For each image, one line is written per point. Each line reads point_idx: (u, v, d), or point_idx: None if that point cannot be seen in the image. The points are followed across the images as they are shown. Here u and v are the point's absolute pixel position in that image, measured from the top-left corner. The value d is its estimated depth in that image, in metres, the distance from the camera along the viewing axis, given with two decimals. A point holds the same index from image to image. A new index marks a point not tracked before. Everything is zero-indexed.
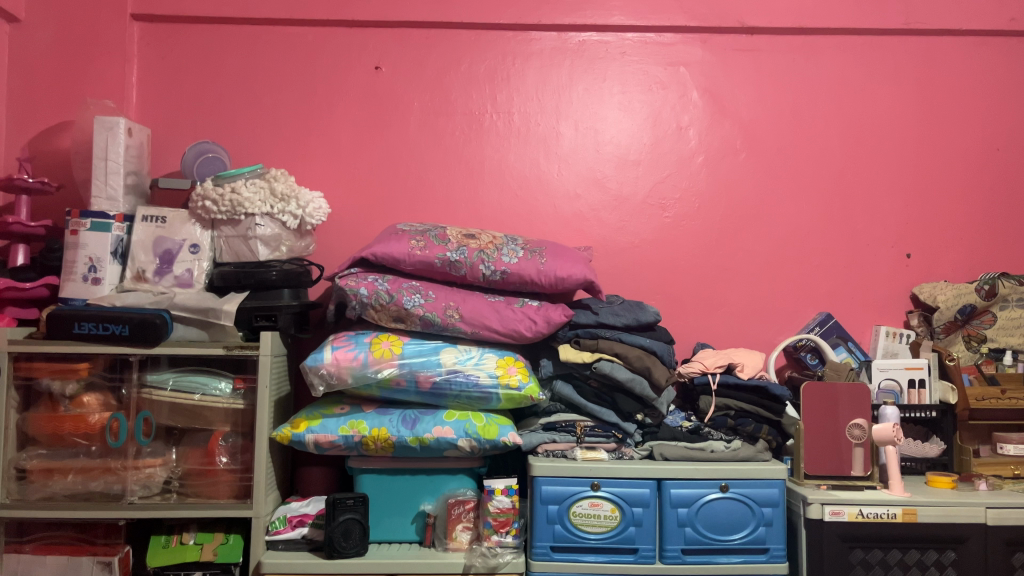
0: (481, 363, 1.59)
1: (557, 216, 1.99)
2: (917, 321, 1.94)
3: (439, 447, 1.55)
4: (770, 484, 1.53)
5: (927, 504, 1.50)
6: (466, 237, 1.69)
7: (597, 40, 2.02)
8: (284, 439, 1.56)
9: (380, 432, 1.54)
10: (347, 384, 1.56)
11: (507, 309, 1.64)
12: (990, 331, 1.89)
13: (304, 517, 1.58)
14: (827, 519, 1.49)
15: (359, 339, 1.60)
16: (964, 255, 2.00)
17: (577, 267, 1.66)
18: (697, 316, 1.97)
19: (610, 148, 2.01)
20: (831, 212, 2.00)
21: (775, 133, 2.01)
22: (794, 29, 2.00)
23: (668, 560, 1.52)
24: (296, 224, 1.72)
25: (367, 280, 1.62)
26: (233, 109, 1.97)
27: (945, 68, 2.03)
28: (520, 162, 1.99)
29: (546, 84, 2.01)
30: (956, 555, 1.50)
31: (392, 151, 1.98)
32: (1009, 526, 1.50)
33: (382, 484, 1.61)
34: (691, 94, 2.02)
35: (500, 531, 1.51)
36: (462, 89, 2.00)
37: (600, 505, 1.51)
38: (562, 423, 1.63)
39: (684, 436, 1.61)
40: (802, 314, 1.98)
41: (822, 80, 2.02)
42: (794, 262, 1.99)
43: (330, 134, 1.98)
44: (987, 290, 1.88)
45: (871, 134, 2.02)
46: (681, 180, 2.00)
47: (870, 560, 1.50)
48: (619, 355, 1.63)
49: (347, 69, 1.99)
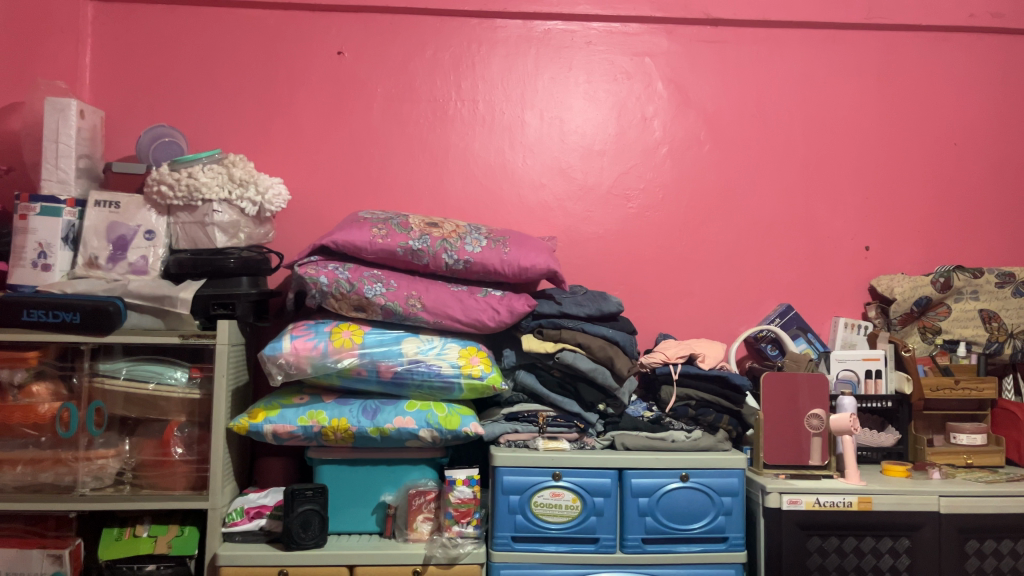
0: (443, 352, 1.58)
1: (522, 205, 1.98)
2: (874, 313, 1.97)
3: (399, 437, 1.53)
4: (730, 473, 1.54)
5: (882, 492, 1.52)
6: (429, 226, 1.67)
7: (563, 29, 2.01)
8: (242, 429, 1.53)
9: (340, 422, 1.52)
10: (306, 374, 1.53)
11: (470, 298, 1.63)
12: (944, 323, 1.93)
13: (262, 508, 1.55)
14: (785, 508, 1.51)
15: (318, 329, 1.58)
16: (922, 248, 2.03)
17: (540, 257, 1.66)
18: (660, 307, 1.98)
19: (576, 138, 2.00)
20: (793, 204, 2.02)
21: (738, 126, 2.02)
22: (758, 21, 2.02)
23: (629, 549, 1.53)
24: (254, 210, 1.69)
25: (327, 268, 1.59)
26: (191, 92, 1.93)
27: (905, 64, 2.06)
28: (484, 150, 1.98)
29: (511, 73, 1.99)
30: (910, 542, 1.52)
31: (355, 138, 1.95)
32: (962, 514, 1.52)
33: (342, 475, 1.59)
34: (656, 85, 2.02)
35: (461, 521, 1.51)
36: (426, 77, 1.98)
37: (562, 495, 1.51)
38: (524, 413, 1.63)
39: (646, 426, 1.63)
40: (762, 306, 2.00)
41: (786, 73, 2.03)
42: (755, 254, 2.00)
43: (291, 119, 1.94)
44: (942, 282, 1.91)
45: (834, 126, 2.04)
46: (645, 171, 2.00)
47: (827, 547, 1.52)
48: (582, 345, 1.63)
49: (308, 54, 1.96)
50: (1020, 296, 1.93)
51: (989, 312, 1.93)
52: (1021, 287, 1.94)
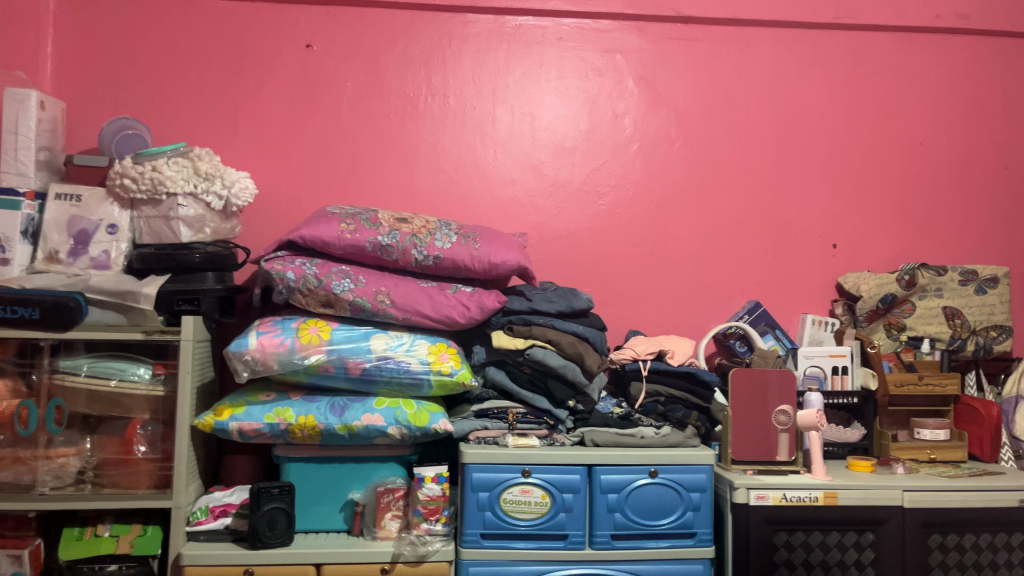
0: (413, 349, 1.57)
1: (492, 201, 1.97)
2: (842, 310, 1.99)
3: (368, 434, 1.52)
4: (699, 469, 1.55)
5: (847, 487, 1.54)
6: (399, 221, 1.65)
7: (534, 25, 2.01)
8: (207, 427, 1.51)
9: (307, 420, 1.51)
10: (272, 370, 1.51)
11: (440, 295, 1.62)
12: (909, 320, 1.95)
13: (227, 507, 1.53)
14: (752, 504, 1.52)
15: (285, 325, 1.56)
16: (888, 246, 2.06)
17: (511, 253, 1.65)
18: (630, 304, 1.98)
19: (547, 134, 2.00)
20: (762, 202, 2.03)
21: (708, 123, 2.03)
22: (728, 19, 2.03)
23: (597, 545, 1.53)
24: (220, 205, 1.66)
25: (294, 263, 1.57)
26: (156, 84, 1.89)
27: (873, 63, 2.08)
28: (455, 146, 1.97)
29: (482, 68, 1.99)
30: (874, 536, 1.54)
31: (325, 132, 1.93)
32: (925, 509, 1.55)
33: (308, 473, 1.58)
34: (627, 82, 2.02)
35: (430, 519, 1.50)
36: (396, 71, 1.96)
37: (531, 492, 1.51)
38: (494, 410, 1.62)
39: (615, 422, 1.64)
40: (731, 303, 2.01)
41: (756, 72, 2.05)
42: (724, 251, 2.02)
43: (259, 112, 1.92)
44: (906, 280, 1.93)
45: (802, 125, 2.05)
46: (616, 168, 2.01)
47: (792, 542, 1.53)
48: (552, 342, 1.62)
49: (277, 46, 1.93)
50: (982, 293, 1.96)
51: (952, 309, 1.95)
52: (983, 284, 1.96)
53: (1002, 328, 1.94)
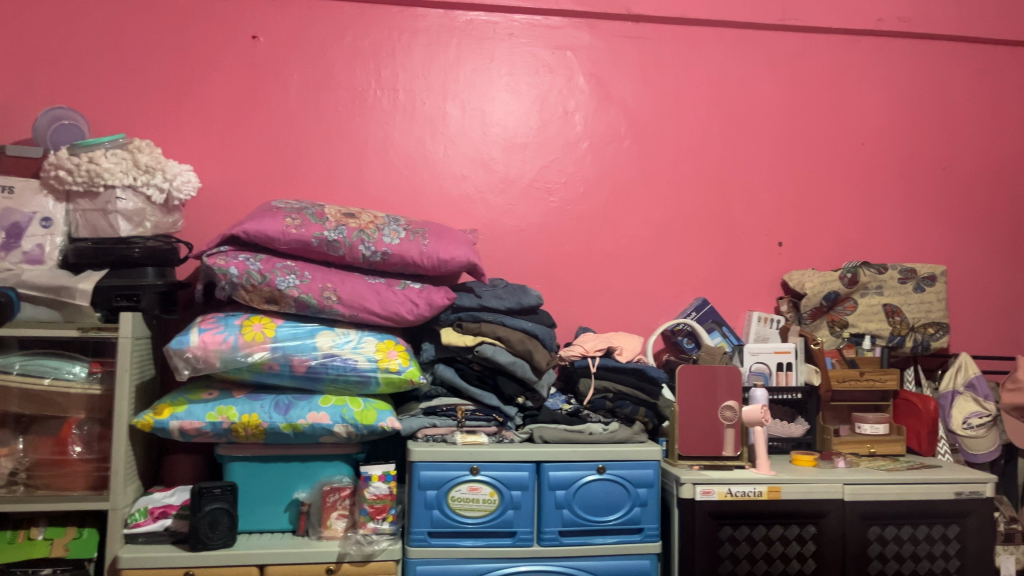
0: (360, 346, 1.55)
1: (442, 197, 1.96)
2: (786, 307, 2.03)
3: (313, 433, 1.50)
4: (646, 465, 1.56)
5: (791, 482, 1.57)
6: (345, 216, 1.63)
7: (485, 20, 2.00)
8: (146, 427, 1.48)
9: (251, 418, 1.48)
10: (214, 368, 1.48)
11: (388, 291, 1.60)
12: (851, 317, 1.99)
13: (167, 508, 1.49)
14: (698, 498, 1.54)
15: (228, 321, 1.53)
16: (832, 244, 2.10)
17: (460, 249, 1.64)
18: (580, 301, 1.99)
19: (497, 130, 1.99)
20: (710, 200, 2.05)
21: (658, 122, 2.04)
22: (678, 18, 2.04)
23: (545, 542, 1.53)
24: (162, 198, 1.62)
25: (237, 259, 1.54)
26: (94, 73, 1.84)
27: (818, 64, 2.11)
28: (405, 140, 1.95)
29: (432, 62, 1.97)
30: (816, 529, 1.57)
31: (271, 125, 1.90)
32: (864, 501, 1.58)
33: (252, 472, 1.55)
34: (578, 79, 2.02)
35: (376, 517, 1.49)
36: (345, 64, 1.94)
37: (479, 489, 1.50)
38: (442, 407, 1.61)
39: (564, 418, 1.64)
40: (679, 300, 2.03)
41: (704, 71, 2.07)
42: (672, 248, 2.03)
43: (203, 103, 1.87)
44: (849, 278, 1.98)
45: (749, 124, 2.08)
46: (567, 165, 2.01)
47: (737, 536, 1.55)
48: (501, 339, 1.62)
49: (221, 36, 1.89)
50: (921, 291, 2.01)
51: (892, 307, 2.00)
52: (922, 283, 2.01)
53: (939, 325, 2.00)
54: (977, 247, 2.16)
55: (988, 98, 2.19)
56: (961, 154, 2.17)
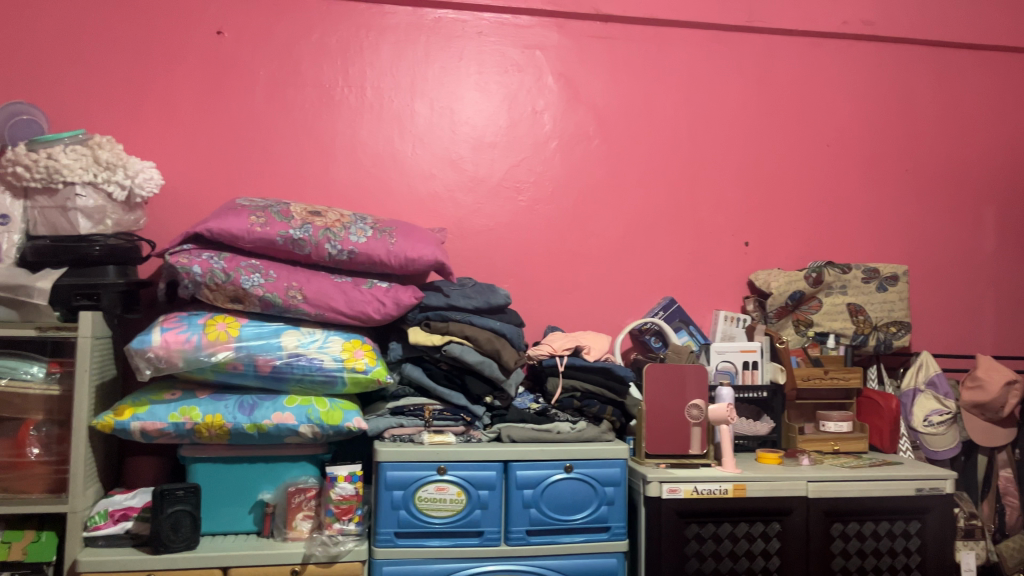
0: (326, 346, 1.54)
1: (411, 195, 1.95)
2: (753, 306, 2.03)
3: (278, 433, 1.49)
4: (613, 463, 1.57)
5: (756, 479, 1.58)
6: (312, 214, 1.62)
7: (454, 18, 1.99)
8: (106, 428, 1.45)
9: (215, 419, 1.46)
10: (177, 368, 1.46)
11: (354, 290, 1.59)
12: (815, 316, 2.02)
13: (127, 511, 1.48)
14: (665, 496, 1.54)
15: (191, 321, 1.50)
16: (797, 244, 2.12)
17: (427, 248, 1.64)
18: (549, 300, 1.99)
19: (466, 129, 1.99)
20: (678, 199, 2.06)
21: (626, 122, 2.05)
22: (646, 19, 2.05)
23: (513, 541, 1.53)
24: (123, 195, 1.59)
25: (201, 257, 1.52)
26: (53, 67, 1.80)
27: (784, 66, 2.14)
28: (373, 138, 1.94)
29: (400, 60, 1.96)
30: (780, 526, 1.59)
31: (237, 122, 1.88)
32: (828, 498, 1.60)
33: (216, 474, 1.53)
34: (546, 78, 2.02)
35: (342, 518, 1.48)
36: (312, 61, 1.92)
37: (446, 489, 1.50)
38: (410, 407, 1.61)
39: (532, 417, 1.63)
40: (647, 299, 2.04)
41: (672, 72, 2.08)
42: (640, 248, 2.04)
43: (167, 99, 1.85)
44: (814, 277, 2.00)
45: (716, 125, 2.09)
46: (536, 164, 2.01)
47: (703, 534, 1.56)
48: (469, 338, 1.61)
49: (186, 32, 1.86)
50: (883, 291, 2.04)
51: (856, 306, 2.02)
52: (885, 282, 2.04)
53: (901, 324, 2.03)
54: (939, 248, 2.20)
55: (950, 101, 2.23)
56: (923, 156, 2.20)
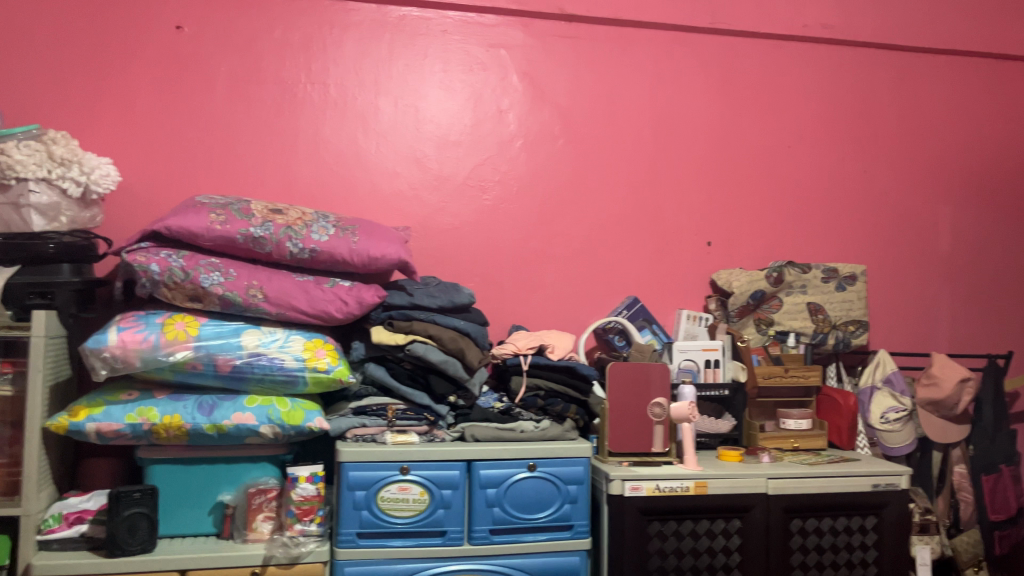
0: (287, 345, 1.52)
1: (374, 194, 1.94)
2: (715, 305, 2.05)
3: (238, 434, 1.47)
4: (576, 462, 1.57)
5: (717, 477, 1.59)
6: (273, 212, 1.60)
7: (418, 16, 1.98)
8: (60, 429, 1.42)
9: (173, 420, 1.44)
10: (134, 368, 1.43)
11: (316, 289, 1.58)
12: (776, 315, 2.03)
13: (82, 514, 1.45)
14: (627, 494, 1.55)
15: (149, 320, 1.48)
16: (759, 244, 2.15)
17: (390, 247, 1.63)
18: (513, 299, 1.99)
19: (430, 127, 1.98)
20: (641, 199, 2.08)
21: (590, 122, 2.06)
22: (611, 19, 2.06)
23: (476, 540, 1.53)
24: (78, 191, 1.56)
25: (159, 255, 1.50)
26: (6, 60, 1.76)
27: (746, 68, 2.16)
28: (336, 136, 1.92)
29: (364, 57, 1.95)
30: (741, 523, 1.60)
31: (197, 118, 1.85)
32: (787, 495, 1.62)
33: (174, 475, 1.51)
34: (511, 77, 2.02)
35: (303, 519, 1.46)
36: (274, 57, 1.90)
37: (409, 489, 1.49)
38: (372, 407, 1.60)
39: (496, 416, 1.64)
40: (611, 298, 2.05)
41: (637, 72, 2.09)
42: (605, 247, 2.05)
43: (125, 94, 1.81)
44: (775, 276, 2.03)
45: (679, 126, 2.11)
46: (500, 164, 2.01)
47: (665, 531, 1.57)
48: (433, 337, 1.61)
49: (144, 26, 1.83)
50: (842, 290, 2.07)
51: (815, 305, 2.05)
52: (843, 282, 2.08)
53: (859, 323, 2.07)
54: (897, 248, 2.24)
55: (907, 104, 2.27)
56: (881, 157, 2.24)
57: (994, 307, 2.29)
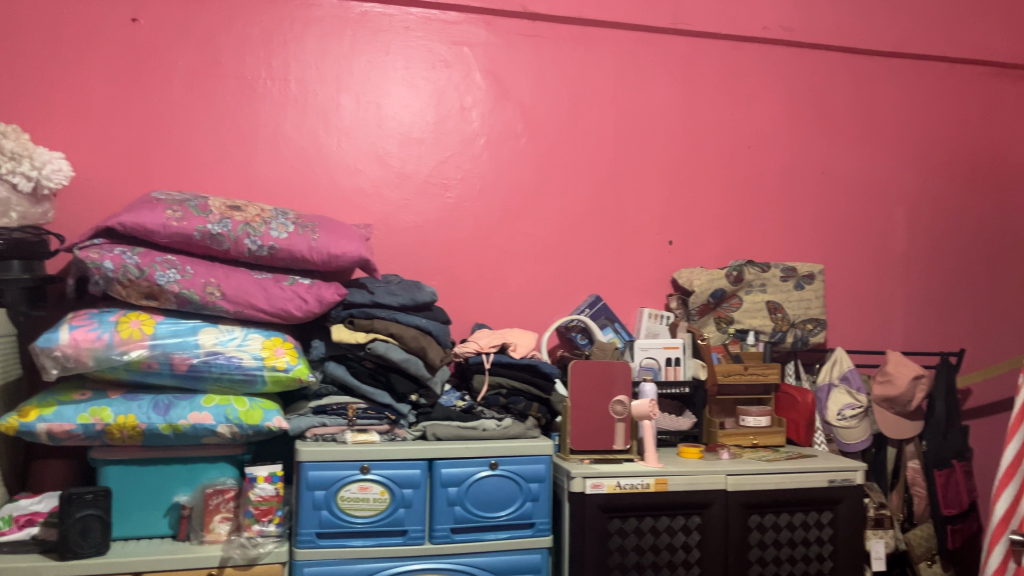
0: (245, 343, 1.50)
1: (336, 191, 1.92)
2: (675, 304, 2.08)
3: (195, 434, 1.45)
4: (538, 460, 1.57)
5: (677, 474, 1.61)
6: (231, 209, 1.58)
7: (380, 12, 1.97)
8: (9, 430, 1.39)
9: (127, 420, 1.41)
10: (87, 367, 1.40)
11: (275, 287, 1.56)
12: (736, 314, 2.06)
13: (34, 516, 1.43)
14: (588, 492, 1.55)
15: (102, 318, 1.45)
16: (719, 243, 2.17)
17: (351, 245, 1.62)
18: (476, 297, 1.99)
19: (393, 124, 1.97)
20: (603, 198, 2.09)
21: (553, 120, 2.06)
22: (574, 18, 2.07)
23: (437, 539, 1.52)
24: (29, 186, 1.52)
25: (113, 252, 1.46)
26: None
27: (707, 69, 2.18)
28: (297, 132, 1.90)
29: (325, 53, 1.93)
30: (701, 519, 1.62)
31: (153, 113, 1.82)
32: (746, 491, 1.64)
33: (128, 476, 1.48)
34: (474, 75, 2.02)
35: (262, 520, 1.45)
36: (233, 52, 1.87)
37: (369, 488, 1.48)
38: (333, 407, 1.59)
39: (458, 415, 1.63)
40: (574, 297, 2.05)
41: (599, 72, 2.10)
42: (567, 246, 2.06)
43: (78, 88, 1.77)
44: (735, 275, 2.05)
45: (641, 125, 2.12)
46: (463, 162, 2.00)
47: (626, 528, 1.58)
48: (394, 335, 1.59)
49: (99, 18, 1.79)
50: (800, 289, 2.11)
51: (774, 303, 2.08)
52: (801, 281, 2.11)
53: (817, 322, 2.10)
54: (853, 248, 2.28)
55: (864, 106, 2.31)
56: (839, 158, 2.28)
57: (948, 306, 2.34)
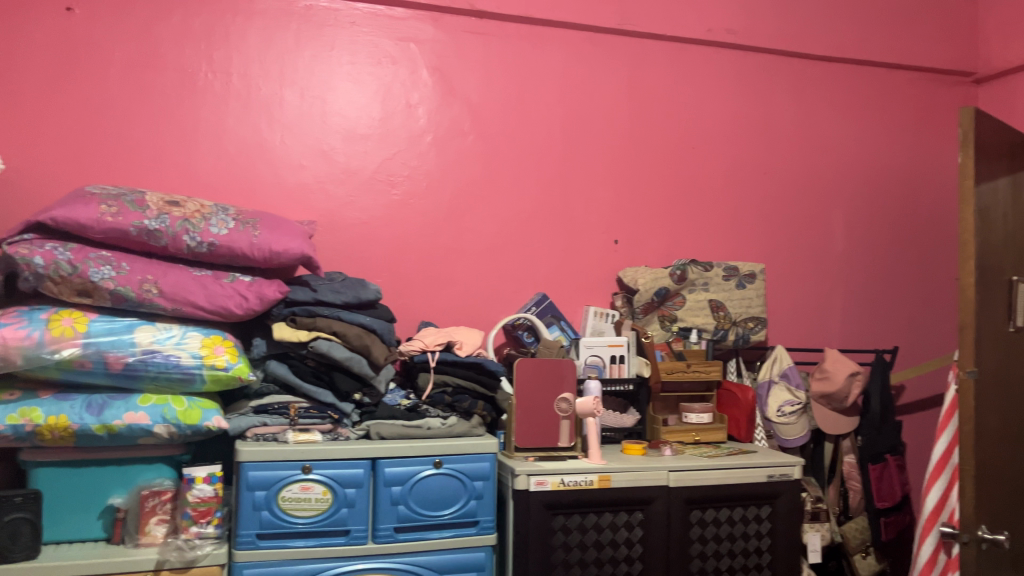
0: (183, 342, 1.47)
1: (279, 187, 1.89)
2: (621, 302, 2.10)
3: (131, 434, 1.42)
4: (482, 458, 1.57)
5: (619, 471, 1.63)
6: (169, 204, 1.54)
7: (326, 7, 1.94)
8: None
9: (59, 420, 1.38)
10: (15, 366, 1.36)
11: (215, 284, 1.53)
12: (679, 312, 2.09)
13: None
14: (532, 489, 1.56)
15: (32, 316, 1.41)
16: (664, 242, 2.19)
17: (293, 241, 1.59)
18: (422, 295, 1.98)
19: (338, 120, 1.94)
20: (550, 196, 2.10)
21: (500, 118, 2.06)
22: (522, 17, 2.07)
23: (380, 539, 1.51)
24: None
25: (44, 248, 1.42)
26: None
27: (652, 70, 2.20)
28: (239, 127, 1.87)
29: (269, 47, 1.90)
30: (643, 515, 1.64)
31: (88, 104, 1.77)
32: (687, 487, 1.67)
33: (60, 478, 1.44)
34: (421, 72, 2.01)
35: (200, 521, 1.43)
36: (174, 43, 1.83)
37: (311, 488, 1.46)
38: (274, 406, 1.56)
39: (402, 414, 1.61)
40: (520, 295, 2.06)
41: (546, 70, 2.11)
42: (514, 244, 2.06)
43: (9, 78, 1.72)
44: (678, 275, 2.08)
45: (588, 125, 2.14)
46: (410, 159, 1.99)
47: (570, 525, 1.59)
48: (337, 334, 1.59)
49: (31, 6, 1.74)
50: (742, 288, 2.14)
51: (717, 302, 2.11)
52: (743, 280, 2.14)
53: (758, 320, 2.13)
54: (794, 247, 2.33)
55: (804, 108, 2.36)
56: (780, 160, 2.32)
57: (883, 305, 2.41)
